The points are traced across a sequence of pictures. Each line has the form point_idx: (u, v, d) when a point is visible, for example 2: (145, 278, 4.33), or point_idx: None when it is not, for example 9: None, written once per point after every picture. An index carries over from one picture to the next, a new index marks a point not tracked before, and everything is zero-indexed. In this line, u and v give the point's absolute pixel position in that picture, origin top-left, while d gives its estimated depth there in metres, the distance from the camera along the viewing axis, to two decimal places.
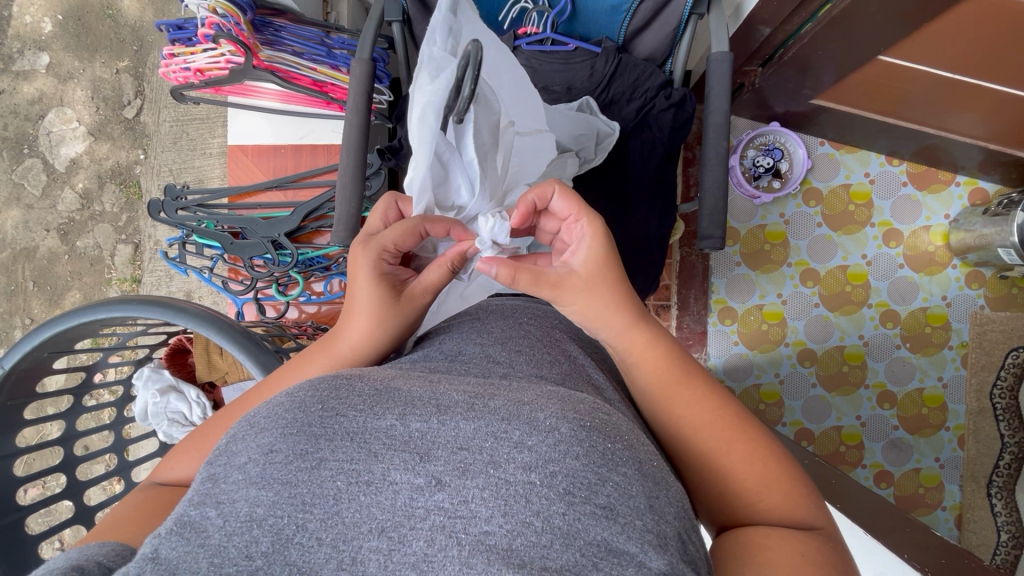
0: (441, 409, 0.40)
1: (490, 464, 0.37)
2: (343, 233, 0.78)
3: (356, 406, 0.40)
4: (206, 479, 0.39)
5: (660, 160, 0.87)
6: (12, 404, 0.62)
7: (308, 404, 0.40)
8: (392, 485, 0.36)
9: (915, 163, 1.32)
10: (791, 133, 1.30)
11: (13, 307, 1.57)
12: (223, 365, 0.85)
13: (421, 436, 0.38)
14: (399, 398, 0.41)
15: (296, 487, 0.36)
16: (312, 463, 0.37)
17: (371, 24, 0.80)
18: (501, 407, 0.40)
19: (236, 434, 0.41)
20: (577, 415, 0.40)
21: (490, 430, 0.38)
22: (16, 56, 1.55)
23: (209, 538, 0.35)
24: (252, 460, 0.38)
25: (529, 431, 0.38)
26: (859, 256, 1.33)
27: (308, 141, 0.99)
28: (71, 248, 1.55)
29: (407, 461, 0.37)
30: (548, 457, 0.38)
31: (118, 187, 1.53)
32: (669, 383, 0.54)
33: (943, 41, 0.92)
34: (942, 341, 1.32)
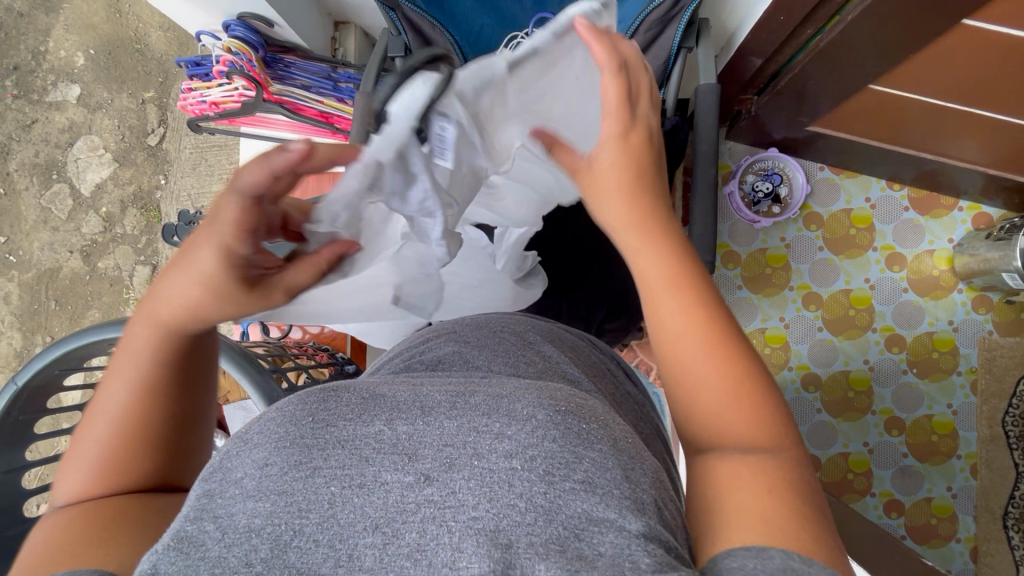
0: (424, 411, 0.42)
1: (473, 456, 0.39)
2: None
3: (346, 415, 0.42)
4: (202, 495, 0.40)
5: None
6: (25, 419, 0.65)
7: (298, 416, 0.42)
8: (383, 485, 0.38)
9: (915, 188, 1.32)
10: (789, 159, 1.31)
11: (36, 324, 1.65)
12: (226, 382, 0.87)
13: (408, 437, 0.40)
14: (386, 403, 0.43)
15: (292, 495, 0.38)
16: (306, 472, 0.39)
17: (375, 60, 0.85)
18: (481, 403, 0.43)
19: (230, 451, 0.42)
20: (553, 403, 0.43)
21: (472, 425, 0.41)
22: (50, 88, 1.65)
23: (208, 550, 0.36)
24: (248, 475, 0.39)
25: (508, 422, 0.41)
26: (862, 280, 1.33)
27: None
28: (92, 269, 1.63)
29: (396, 461, 0.39)
30: (527, 444, 0.40)
31: (138, 211, 1.61)
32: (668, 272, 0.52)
33: (934, 74, 0.94)
34: (950, 366, 1.30)
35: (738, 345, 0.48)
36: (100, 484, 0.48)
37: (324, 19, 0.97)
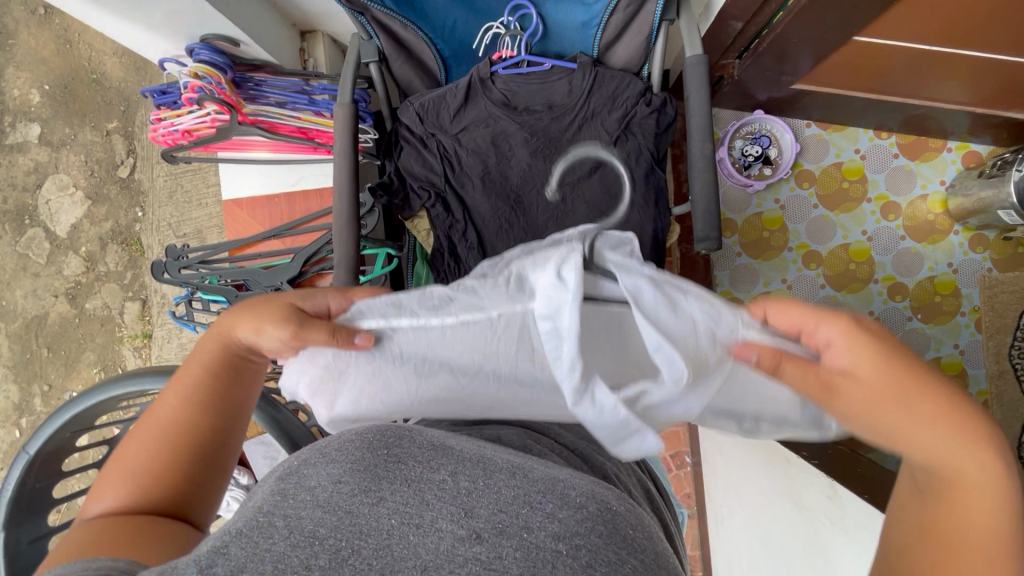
0: (486, 472, 0.42)
1: (522, 528, 0.38)
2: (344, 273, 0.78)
3: (416, 458, 0.43)
4: (277, 492, 0.40)
5: (649, 165, 0.85)
6: (41, 486, 0.61)
7: (376, 445, 0.43)
8: (437, 530, 0.38)
9: (903, 133, 1.32)
10: (775, 119, 1.30)
11: (30, 374, 1.62)
12: None
13: (468, 492, 0.40)
14: (453, 456, 0.43)
15: (356, 517, 0.38)
16: (373, 499, 0.39)
17: (349, 67, 0.81)
18: (539, 480, 0.43)
19: (306, 459, 0.43)
20: (605, 498, 0.43)
21: (527, 497, 0.40)
22: (8, 130, 1.59)
23: (274, 543, 0.36)
24: (320, 486, 0.40)
25: (560, 504, 0.40)
26: (859, 233, 1.33)
27: (300, 186, 0.97)
28: (80, 311, 1.61)
29: (451, 512, 0.39)
30: (575, 530, 0.39)
31: (120, 246, 1.59)
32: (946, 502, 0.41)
33: (917, 20, 0.92)
34: (953, 308, 1.31)
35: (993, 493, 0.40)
36: (136, 495, 0.48)
37: (289, 30, 0.93)
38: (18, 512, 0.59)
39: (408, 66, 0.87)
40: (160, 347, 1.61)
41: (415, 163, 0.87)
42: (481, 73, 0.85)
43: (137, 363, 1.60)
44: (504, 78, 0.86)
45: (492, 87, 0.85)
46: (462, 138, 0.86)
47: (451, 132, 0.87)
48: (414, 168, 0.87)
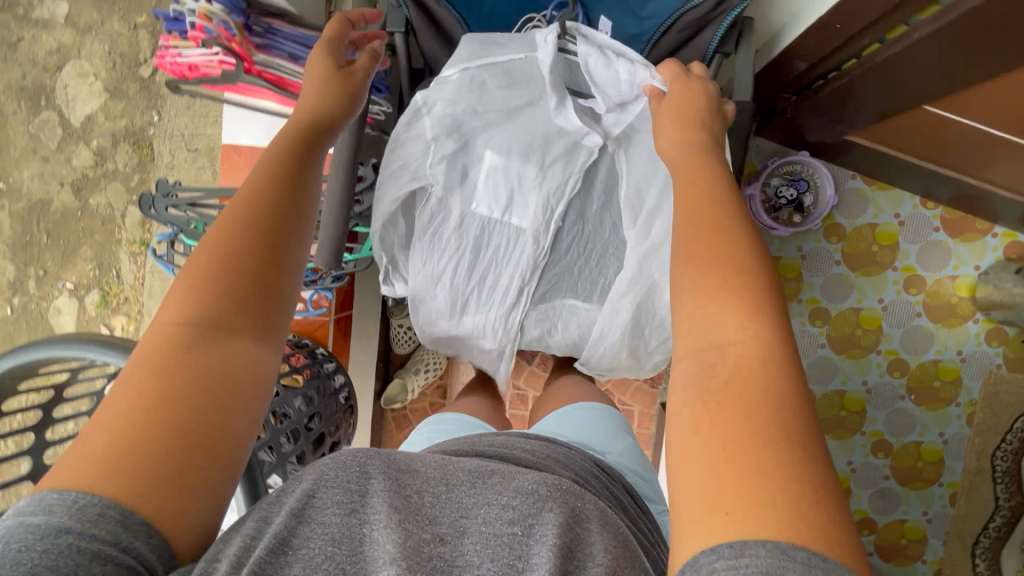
0: (448, 486, 0.47)
1: (483, 524, 0.44)
2: (326, 256, 0.75)
3: (382, 472, 0.46)
4: (254, 521, 0.44)
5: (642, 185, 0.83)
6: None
7: (346, 464, 0.46)
8: (406, 530, 0.42)
9: (950, 207, 1.23)
10: (821, 165, 1.19)
11: (28, 256, 1.63)
12: None
13: (430, 504, 0.45)
14: (417, 474, 0.48)
15: (329, 526, 0.42)
16: (347, 510, 0.43)
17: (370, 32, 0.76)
18: (496, 481, 0.48)
19: (279, 488, 0.46)
20: (558, 486, 0.48)
21: (485, 498, 0.46)
22: (36, 3, 1.53)
23: (252, 550, 0.40)
24: (294, 502, 0.44)
25: (514, 495, 0.46)
26: (875, 300, 1.27)
27: None
28: (84, 204, 1.60)
29: (418, 520, 0.44)
30: (528, 513, 0.45)
31: (131, 147, 1.55)
32: (711, 266, 0.46)
33: (999, 104, 0.83)
34: (949, 396, 1.27)
35: (761, 329, 0.42)
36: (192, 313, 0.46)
37: None
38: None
39: (435, 41, 0.82)
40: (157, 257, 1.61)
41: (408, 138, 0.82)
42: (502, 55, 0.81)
43: (131, 269, 1.60)
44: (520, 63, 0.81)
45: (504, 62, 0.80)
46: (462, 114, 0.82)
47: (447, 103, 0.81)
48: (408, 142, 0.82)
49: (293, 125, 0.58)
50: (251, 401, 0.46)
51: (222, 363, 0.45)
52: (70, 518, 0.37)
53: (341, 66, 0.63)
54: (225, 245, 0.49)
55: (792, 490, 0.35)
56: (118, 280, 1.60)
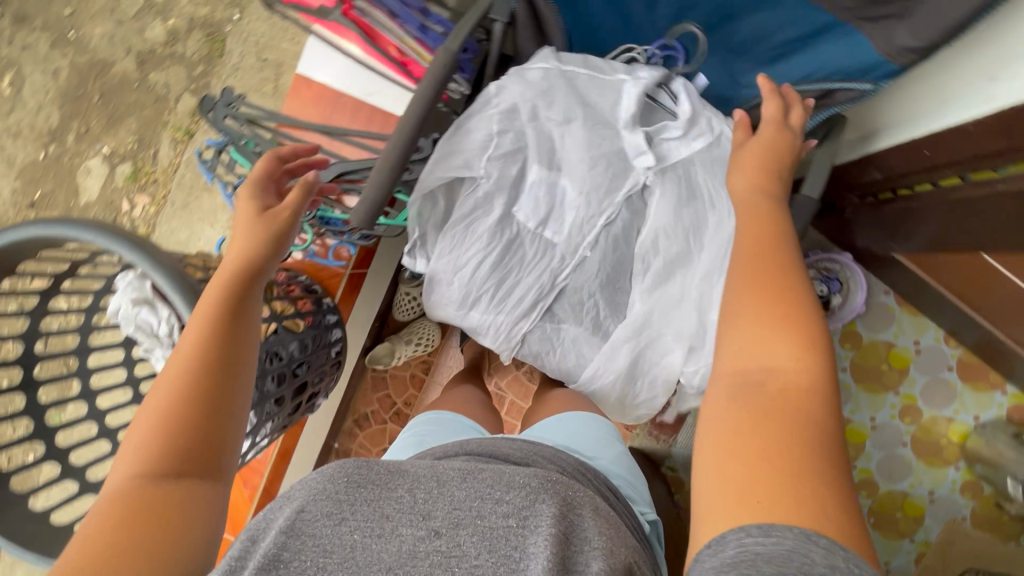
0: (439, 484, 0.54)
1: (477, 517, 0.51)
2: (362, 217, 0.75)
3: (373, 479, 0.54)
4: (250, 534, 0.51)
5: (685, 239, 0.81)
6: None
7: (336, 475, 0.53)
8: (399, 535, 0.50)
9: (970, 352, 1.22)
10: (859, 271, 1.18)
11: (75, 110, 1.64)
12: None
13: (421, 502, 0.52)
14: (406, 477, 0.55)
15: (319, 537, 0.49)
16: (336, 519, 0.50)
17: (473, 15, 0.72)
18: (487, 477, 0.55)
19: (278, 504, 0.54)
20: (547, 479, 0.55)
21: (478, 493, 0.53)
22: None
23: (261, 555, 0.47)
24: (286, 517, 0.50)
25: (506, 491, 0.53)
26: (867, 417, 1.26)
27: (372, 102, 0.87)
28: (143, 77, 1.61)
29: (411, 518, 0.51)
30: (522, 506, 0.51)
31: (205, 37, 1.57)
32: (772, 302, 0.51)
33: None
34: (906, 531, 1.23)
35: (813, 361, 0.47)
36: (150, 463, 0.52)
37: None
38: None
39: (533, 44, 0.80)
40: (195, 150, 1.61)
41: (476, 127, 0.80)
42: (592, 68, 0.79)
43: (169, 153, 1.60)
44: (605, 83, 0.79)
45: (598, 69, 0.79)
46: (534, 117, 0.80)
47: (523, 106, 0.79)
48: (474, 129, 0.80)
49: (227, 270, 0.62)
50: (203, 519, 0.51)
51: (180, 503, 0.51)
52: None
53: (262, 207, 0.66)
54: (171, 400, 0.54)
55: (820, 492, 0.41)
56: (152, 160, 1.60)
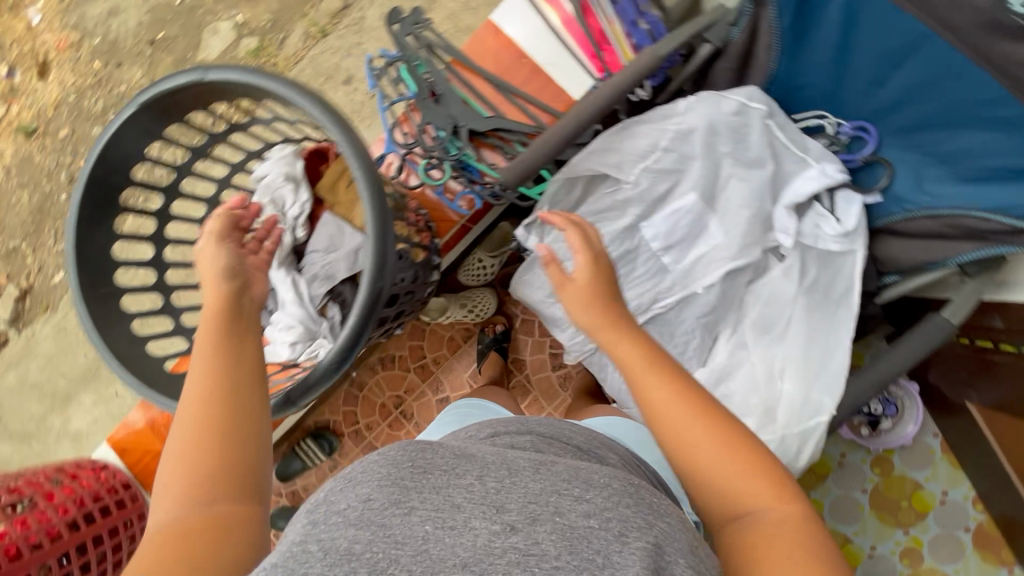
0: (511, 472, 0.49)
1: (555, 513, 0.45)
2: (511, 175, 0.77)
3: (440, 467, 0.49)
4: (309, 522, 0.46)
5: (809, 314, 0.77)
6: (167, 114, 0.58)
7: (400, 461, 0.49)
8: (473, 529, 0.44)
9: (990, 523, 1.18)
10: (919, 404, 1.18)
11: None
12: (341, 195, 0.75)
13: (495, 493, 0.47)
14: (475, 464, 0.50)
15: (389, 528, 0.43)
16: (403, 509, 0.45)
17: (687, 27, 0.73)
18: (562, 473, 0.50)
19: (335, 489, 0.48)
20: (623, 481, 0.50)
21: (554, 488, 0.47)
22: None
23: (321, 555, 0.42)
24: (351, 506, 0.45)
25: (586, 489, 0.48)
26: (867, 543, 1.21)
27: (550, 71, 0.87)
28: None
29: (483, 512, 0.45)
30: (604, 507, 0.46)
31: None
32: (679, 418, 0.52)
33: None
34: None
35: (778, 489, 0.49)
36: (183, 496, 0.46)
37: None
38: (158, 107, 0.57)
39: (730, 75, 0.79)
40: (321, 51, 1.62)
41: (644, 133, 0.80)
42: (779, 116, 0.76)
43: (297, 43, 1.63)
44: (786, 135, 0.76)
45: (773, 123, 0.75)
46: (707, 142, 0.78)
47: (704, 124, 0.77)
48: (642, 133, 0.80)
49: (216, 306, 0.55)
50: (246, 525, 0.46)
51: (222, 521, 0.46)
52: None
53: (232, 241, 0.59)
54: (191, 437, 0.49)
55: None
56: (279, 44, 1.63)
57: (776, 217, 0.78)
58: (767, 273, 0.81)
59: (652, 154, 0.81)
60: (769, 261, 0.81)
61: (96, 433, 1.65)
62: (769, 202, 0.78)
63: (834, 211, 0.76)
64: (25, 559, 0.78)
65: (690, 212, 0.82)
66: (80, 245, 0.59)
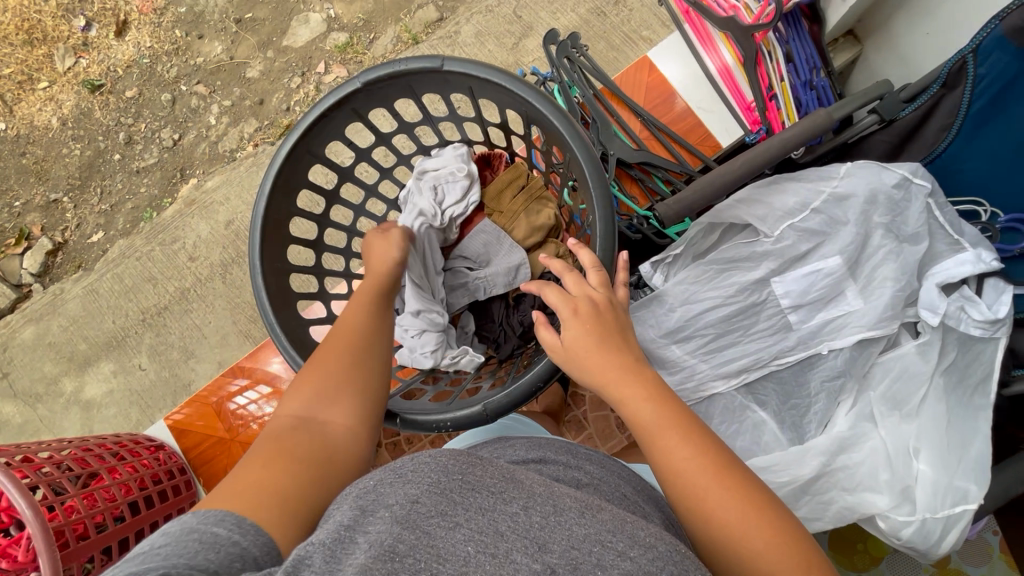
0: (557, 509, 0.40)
1: (597, 566, 0.36)
2: (668, 210, 0.78)
3: (488, 487, 0.40)
4: (356, 508, 0.38)
5: (944, 398, 0.76)
6: (379, 95, 0.61)
7: (450, 470, 0.41)
8: (512, 564, 0.36)
9: None
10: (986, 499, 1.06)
11: None
12: (506, 206, 0.76)
13: (540, 527, 0.38)
14: (524, 490, 0.41)
15: (432, 539, 0.36)
16: (449, 524, 0.37)
17: (860, 98, 0.77)
18: (607, 519, 0.40)
19: (382, 478, 0.41)
20: (672, 538, 0.39)
21: (599, 536, 0.38)
22: None
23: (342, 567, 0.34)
24: (398, 504, 0.38)
25: (631, 542, 0.38)
26: None
27: (701, 116, 0.88)
28: None
29: (526, 546, 0.37)
30: (647, 569, 0.36)
31: None
32: (693, 472, 0.47)
33: None
34: None
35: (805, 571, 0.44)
36: (309, 405, 0.51)
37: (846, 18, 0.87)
38: (379, 85, 0.60)
39: (886, 149, 0.81)
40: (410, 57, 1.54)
41: (796, 193, 0.81)
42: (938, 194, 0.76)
43: (386, 45, 1.55)
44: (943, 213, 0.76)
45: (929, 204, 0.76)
46: (860, 212, 0.78)
47: (864, 192, 0.78)
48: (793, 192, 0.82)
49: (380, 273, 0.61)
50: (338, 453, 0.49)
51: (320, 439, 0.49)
52: (191, 526, 0.39)
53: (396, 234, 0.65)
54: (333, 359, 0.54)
55: None
56: (368, 44, 1.55)
57: (924, 296, 0.78)
58: (898, 348, 0.80)
59: (800, 214, 0.81)
60: (902, 337, 0.81)
61: (109, 406, 1.43)
62: (913, 278, 0.78)
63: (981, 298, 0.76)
64: (92, 538, 0.71)
65: (831, 275, 0.81)
66: (270, 207, 0.61)
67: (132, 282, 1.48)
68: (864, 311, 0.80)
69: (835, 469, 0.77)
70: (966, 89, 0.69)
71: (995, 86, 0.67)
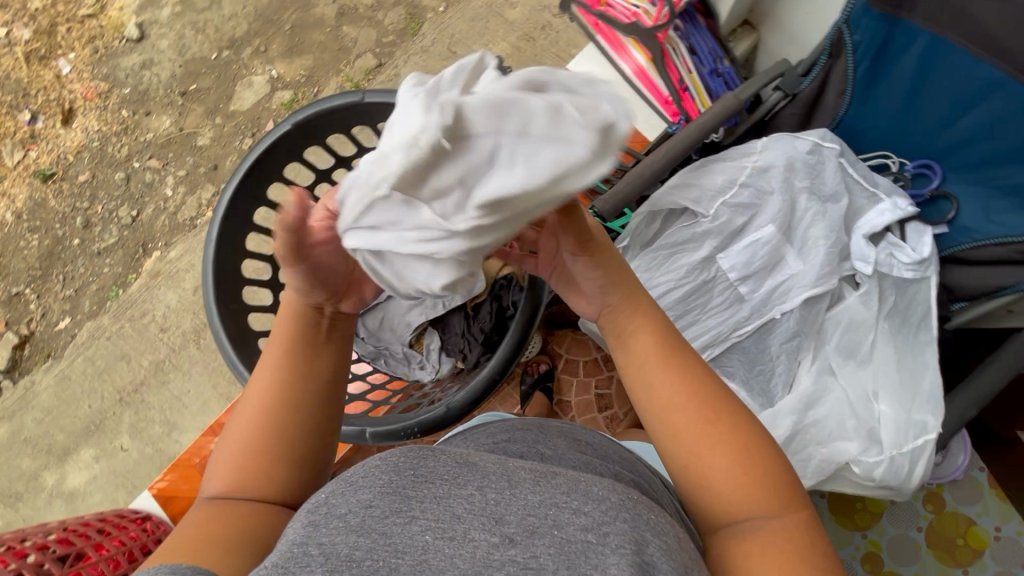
0: (511, 484, 0.43)
1: (553, 527, 0.39)
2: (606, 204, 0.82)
3: (441, 475, 0.43)
4: (307, 525, 0.40)
5: (889, 338, 0.80)
6: (311, 134, 0.66)
7: (401, 467, 0.43)
8: (471, 540, 0.38)
9: None
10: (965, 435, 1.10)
11: (263, 29, 1.67)
12: None
13: (495, 502, 0.41)
14: (477, 471, 0.44)
15: (389, 536, 0.38)
16: (404, 518, 0.39)
17: (763, 77, 0.83)
18: (561, 483, 0.42)
19: (335, 490, 0.43)
20: (625, 492, 0.42)
21: (553, 500, 0.41)
22: None
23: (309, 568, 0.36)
24: (352, 512, 0.40)
25: (585, 500, 0.41)
26: None
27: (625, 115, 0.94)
28: (337, 25, 1.63)
29: (483, 523, 0.39)
30: (601, 521, 0.39)
31: (406, 14, 1.60)
32: (687, 406, 0.51)
33: None
34: None
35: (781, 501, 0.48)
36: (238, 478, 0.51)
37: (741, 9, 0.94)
38: (309, 124, 0.65)
39: (796, 120, 0.87)
40: None
41: (723, 170, 0.86)
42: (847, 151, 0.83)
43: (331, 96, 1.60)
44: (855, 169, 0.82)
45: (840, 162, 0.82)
46: (783, 180, 0.84)
47: (782, 161, 0.84)
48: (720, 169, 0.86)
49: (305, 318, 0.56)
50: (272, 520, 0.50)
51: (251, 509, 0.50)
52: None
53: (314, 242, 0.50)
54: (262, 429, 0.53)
55: None
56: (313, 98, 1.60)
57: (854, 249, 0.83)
58: (843, 300, 0.85)
59: (729, 191, 0.86)
60: (844, 290, 0.86)
61: (93, 493, 1.40)
62: (842, 234, 0.84)
63: (905, 243, 0.81)
64: None
65: (768, 243, 0.85)
66: (220, 251, 0.65)
67: (104, 362, 1.47)
68: (804, 271, 0.85)
69: (808, 425, 0.80)
70: (848, 53, 0.75)
71: (872, 48, 0.73)
